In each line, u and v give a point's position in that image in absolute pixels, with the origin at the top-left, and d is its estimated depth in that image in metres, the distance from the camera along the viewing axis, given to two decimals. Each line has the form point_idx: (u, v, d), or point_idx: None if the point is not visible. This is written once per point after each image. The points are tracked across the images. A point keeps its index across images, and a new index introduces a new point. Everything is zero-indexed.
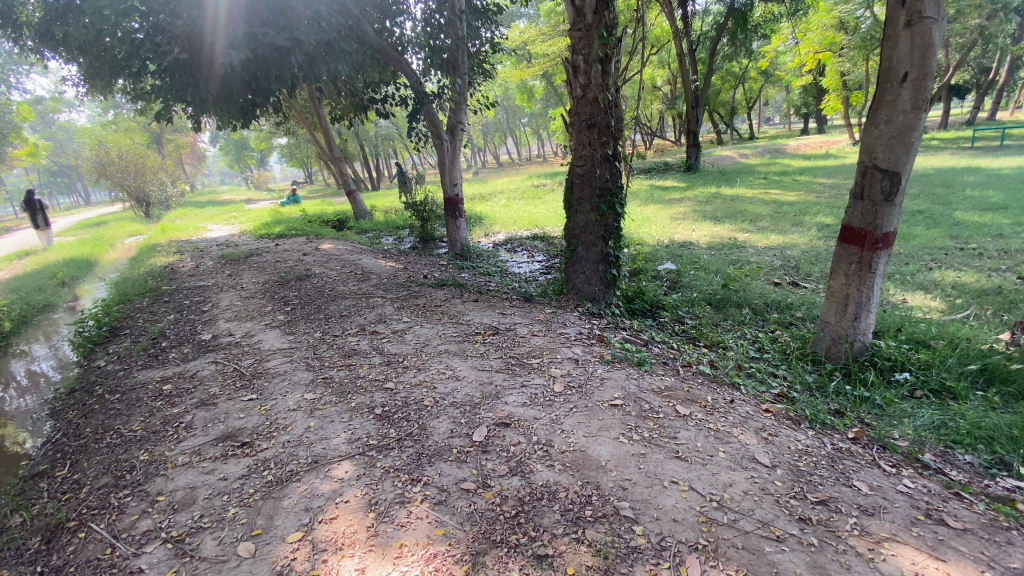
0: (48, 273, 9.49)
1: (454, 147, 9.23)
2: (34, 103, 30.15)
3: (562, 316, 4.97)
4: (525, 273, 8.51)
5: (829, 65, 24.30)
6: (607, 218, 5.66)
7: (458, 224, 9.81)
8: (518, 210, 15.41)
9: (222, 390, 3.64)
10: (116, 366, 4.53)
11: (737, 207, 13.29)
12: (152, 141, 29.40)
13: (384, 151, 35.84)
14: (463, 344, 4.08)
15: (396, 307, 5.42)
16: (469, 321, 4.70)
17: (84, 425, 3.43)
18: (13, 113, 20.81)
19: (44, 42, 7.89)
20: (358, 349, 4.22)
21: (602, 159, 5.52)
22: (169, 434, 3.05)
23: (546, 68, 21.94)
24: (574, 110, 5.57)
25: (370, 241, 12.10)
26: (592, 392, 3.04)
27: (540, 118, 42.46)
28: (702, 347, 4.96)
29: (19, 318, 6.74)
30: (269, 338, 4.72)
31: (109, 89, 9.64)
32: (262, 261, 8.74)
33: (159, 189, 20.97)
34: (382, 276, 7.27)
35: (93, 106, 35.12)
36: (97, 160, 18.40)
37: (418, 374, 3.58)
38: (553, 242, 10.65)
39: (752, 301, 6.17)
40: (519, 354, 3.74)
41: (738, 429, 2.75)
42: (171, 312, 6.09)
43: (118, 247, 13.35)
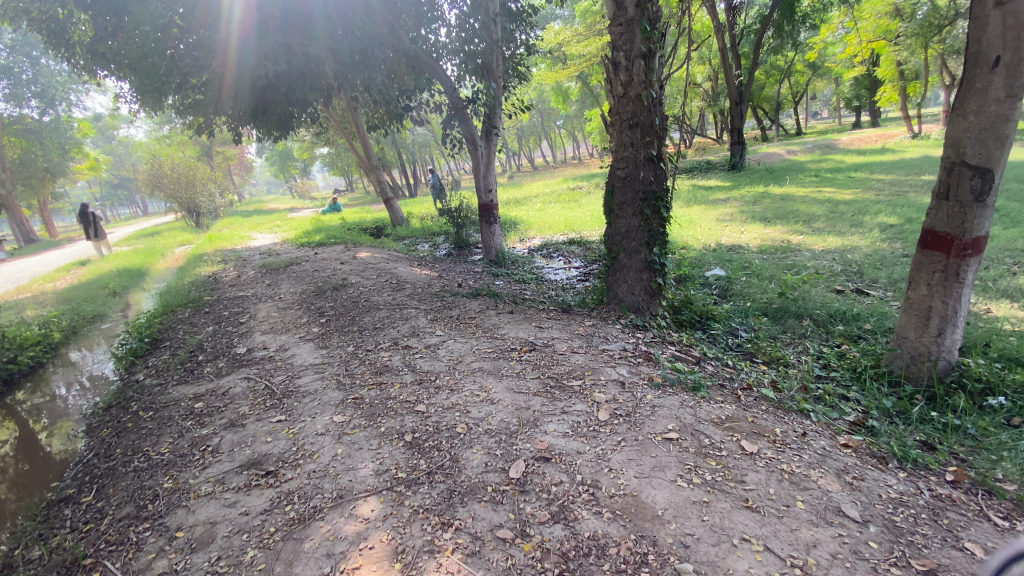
0: (102, 282, 9.92)
1: (489, 151, 9.09)
2: (97, 121, 32.20)
3: (603, 330, 4.66)
4: (562, 280, 8.23)
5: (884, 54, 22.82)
6: (651, 224, 5.31)
7: (493, 230, 9.63)
8: (554, 214, 15.09)
9: (252, 409, 3.53)
10: (153, 380, 4.53)
11: (787, 207, 12.54)
12: (203, 154, 30.79)
13: (420, 158, 36.25)
14: (498, 361, 3.84)
15: (430, 319, 5.24)
16: (505, 334, 4.45)
17: (116, 445, 3.39)
18: (75, 129, 22.24)
19: (98, 61, 8.32)
20: (389, 365, 4.04)
21: (645, 160, 5.18)
22: (195, 459, 2.94)
23: (581, 69, 21.53)
24: (615, 109, 5.25)
25: (406, 248, 12.10)
26: (643, 423, 2.73)
27: (575, 120, 41.99)
28: (759, 364, 4.56)
29: (71, 329, 6.98)
30: (301, 352, 4.62)
31: (159, 105, 10.02)
32: (300, 271, 8.81)
33: (209, 200, 21.86)
34: (416, 285, 7.14)
35: (150, 122, 37.17)
36: (151, 173, 19.34)
37: (450, 395, 3.36)
38: (591, 247, 10.31)
39: (813, 311, 5.67)
40: (559, 374, 3.46)
41: (816, 472, 2.38)
42: (209, 324, 6.14)
43: (168, 257, 13.88)
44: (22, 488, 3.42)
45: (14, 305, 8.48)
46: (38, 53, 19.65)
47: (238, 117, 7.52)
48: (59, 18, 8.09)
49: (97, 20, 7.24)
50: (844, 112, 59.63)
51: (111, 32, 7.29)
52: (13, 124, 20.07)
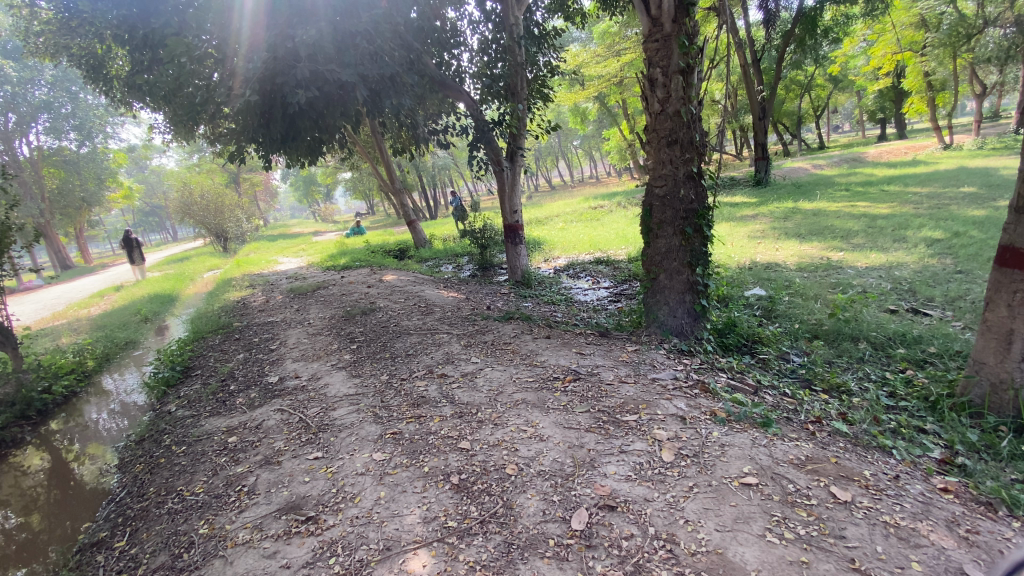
0: (134, 308, 10.06)
1: (514, 172, 9.04)
2: (132, 153, 33.52)
3: (648, 356, 4.42)
4: (593, 301, 8.02)
5: (910, 65, 22.36)
6: (693, 243, 5.08)
7: (518, 251, 9.50)
8: (578, 233, 14.93)
9: (287, 445, 3.37)
10: (185, 412, 4.43)
11: (822, 222, 12.16)
12: (231, 180, 31.63)
13: (440, 181, 36.71)
14: (542, 392, 3.62)
15: (463, 345, 5.06)
16: (545, 361, 4.23)
17: (149, 483, 3.27)
18: (111, 160, 23.21)
19: (135, 93, 8.62)
20: (427, 396, 3.85)
21: (685, 178, 4.98)
22: (231, 500, 2.79)
23: (600, 88, 21.62)
24: (652, 127, 5.09)
25: (430, 270, 12.06)
26: (715, 467, 2.49)
27: (593, 139, 42.13)
28: (818, 393, 4.26)
29: (104, 356, 6.99)
30: (335, 382, 4.48)
31: (190, 135, 10.30)
32: (328, 295, 8.80)
33: (237, 225, 22.36)
34: (445, 308, 7.00)
35: (180, 152, 38.48)
36: (182, 201, 19.92)
37: (495, 430, 3.15)
38: (619, 266, 10.11)
39: (869, 334, 5.33)
40: (610, 407, 3.22)
41: (925, 525, 2.10)
42: (240, 351, 6.09)
43: (198, 282, 14.11)
44: (56, 530, 3.29)
45: (50, 332, 8.59)
46: (78, 88, 20.35)
47: (270, 144, 7.64)
48: (99, 54, 8.41)
49: (134, 55, 7.49)
50: (867, 125, 58.84)
51: (149, 68, 7.53)
52: (53, 156, 20.91)
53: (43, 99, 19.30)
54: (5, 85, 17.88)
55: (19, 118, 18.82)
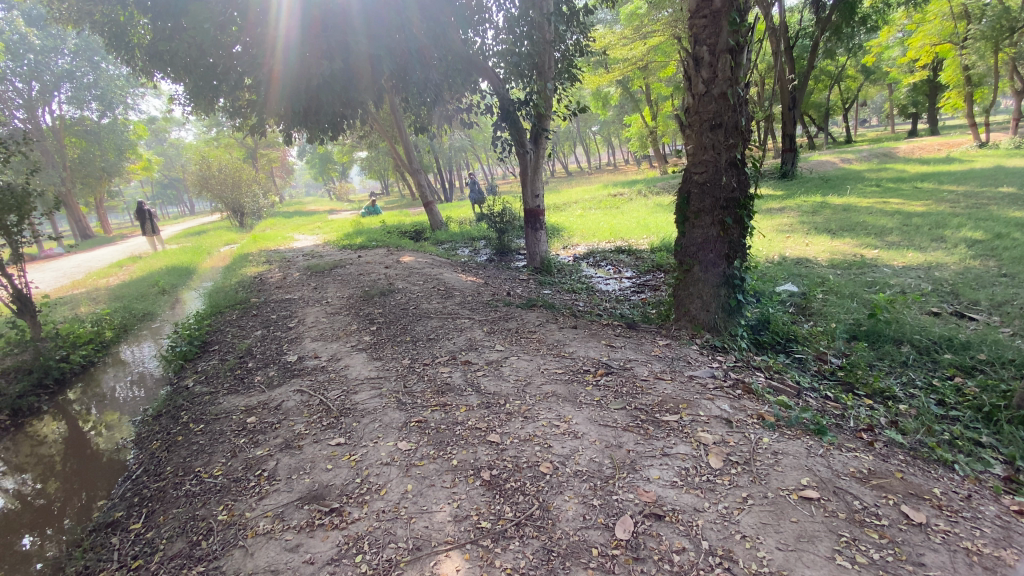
0: (151, 280, 10.04)
1: (537, 156, 8.79)
2: (152, 125, 33.58)
3: (682, 352, 4.21)
4: (615, 291, 7.80)
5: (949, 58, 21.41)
6: (732, 234, 4.83)
7: (538, 237, 9.28)
8: (598, 220, 14.61)
9: (307, 429, 3.24)
10: (203, 388, 4.35)
11: (853, 218, 11.74)
12: (249, 155, 31.61)
13: (457, 163, 36.37)
14: (573, 385, 3.43)
15: (486, 331, 4.88)
16: (573, 352, 4.03)
17: (166, 461, 3.17)
18: (131, 131, 23.26)
19: (157, 62, 8.48)
20: (451, 383, 3.69)
21: (728, 165, 4.71)
22: (251, 485, 2.67)
23: (624, 73, 21.10)
24: (695, 109, 4.82)
25: (446, 253, 11.88)
26: (770, 478, 2.33)
27: (612, 126, 41.39)
28: (862, 397, 4.04)
29: (121, 327, 6.93)
30: (355, 364, 4.35)
31: (211, 108, 10.17)
32: (345, 274, 8.68)
33: (253, 200, 22.32)
34: (465, 293, 6.82)
35: (199, 125, 38.49)
36: (200, 174, 19.92)
37: (525, 423, 2.98)
38: (642, 256, 9.84)
39: (914, 336, 5.05)
40: (648, 405, 3.04)
41: (1010, 554, 1.91)
42: (258, 327, 6.00)
43: (215, 256, 14.09)
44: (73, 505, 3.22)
45: (70, 300, 8.60)
46: (100, 57, 20.35)
47: (293, 118, 7.51)
48: (121, 22, 8.27)
49: (156, 23, 7.32)
50: (897, 122, 57.16)
51: (171, 38, 7.36)
52: (74, 125, 20.99)
53: (66, 68, 19.31)
54: (28, 53, 18.07)
55: (42, 86, 18.88)
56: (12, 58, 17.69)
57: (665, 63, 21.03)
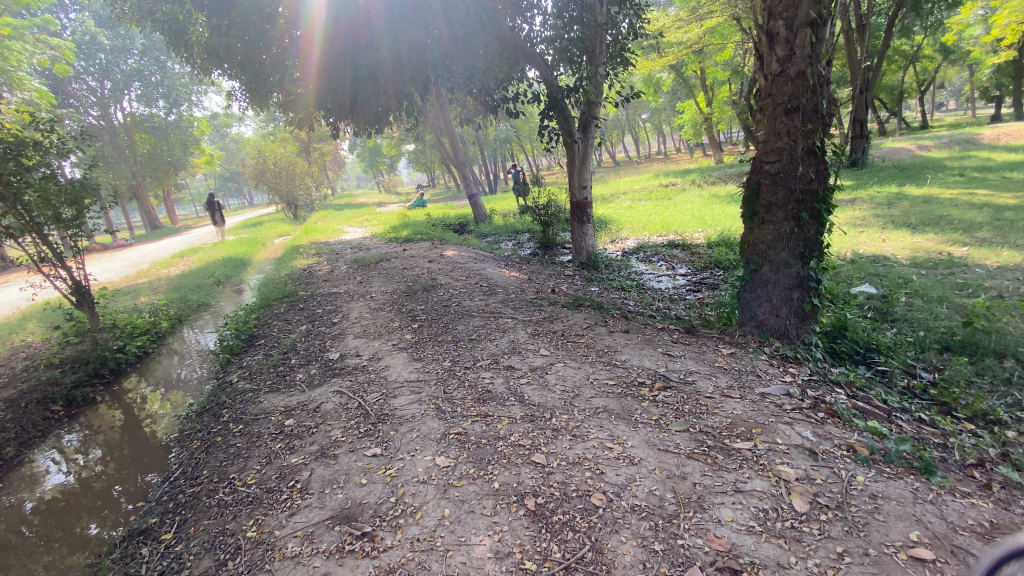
0: (208, 271, 10.41)
1: (586, 145, 8.40)
2: (213, 120, 35.21)
3: (748, 364, 3.81)
4: (667, 289, 7.35)
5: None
6: (807, 231, 4.35)
7: (585, 230, 8.90)
8: (648, 212, 13.98)
9: (345, 435, 3.10)
10: (246, 385, 4.33)
11: (935, 211, 10.63)
12: (302, 149, 32.61)
13: (502, 154, 36.17)
14: (627, 399, 3.12)
15: (530, 333, 4.60)
16: (626, 361, 3.69)
17: (204, 464, 3.11)
18: (194, 127, 24.39)
19: (213, 59, 8.67)
20: (493, 391, 3.45)
21: (805, 153, 4.23)
22: (283, 498, 2.54)
23: (678, 58, 20.10)
24: (768, 90, 4.35)
25: (489, 246, 11.70)
26: (870, 529, 1.97)
27: (662, 114, 39.95)
28: (961, 421, 3.50)
29: (177, 317, 7.15)
30: (395, 364, 4.20)
31: (265, 103, 10.43)
32: (389, 268, 8.64)
33: (306, 193, 22.96)
34: (509, 289, 6.58)
35: (256, 120, 40.05)
36: (257, 167, 20.68)
37: (574, 443, 2.70)
38: (696, 251, 9.28)
39: (1020, 349, 4.34)
40: (715, 428, 2.72)
41: None
42: (303, 322, 6.01)
43: (268, 247, 14.55)
44: (114, 504, 3.24)
45: (132, 290, 8.99)
46: (165, 57, 21.43)
47: (341, 111, 7.55)
48: (180, 21, 8.51)
49: (211, 21, 7.50)
50: (982, 103, 52.23)
51: (226, 34, 7.54)
52: (144, 122, 22.21)
53: (134, 67, 20.42)
54: (100, 53, 19.19)
55: (114, 85, 20.08)
56: (86, 58, 18.85)
57: (722, 45, 19.88)
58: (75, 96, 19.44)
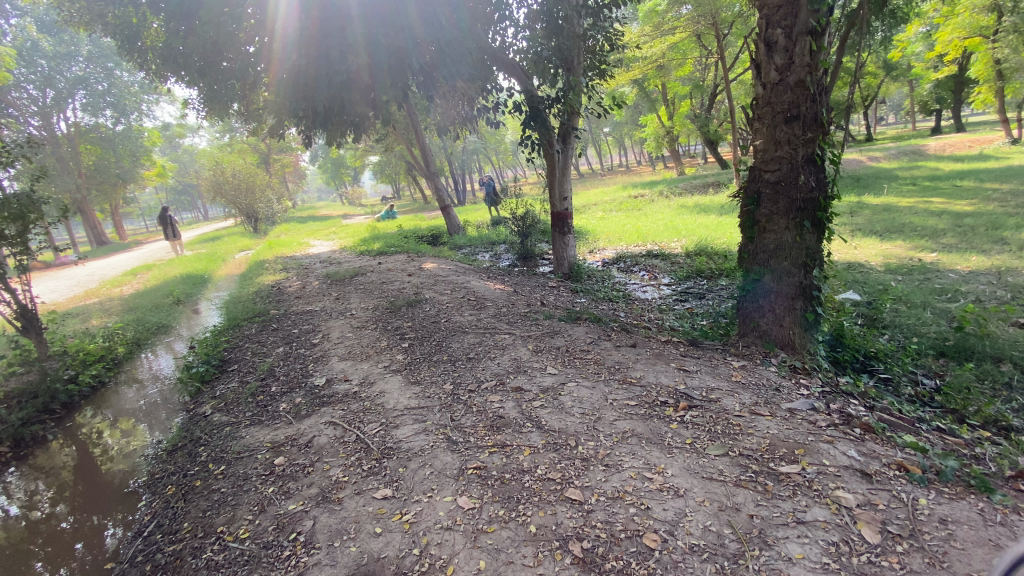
0: (167, 290, 9.69)
1: (567, 155, 8.21)
2: (166, 131, 33.56)
3: (764, 377, 3.69)
4: (655, 299, 7.26)
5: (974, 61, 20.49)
6: (809, 240, 4.30)
7: (567, 241, 8.74)
8: (622, 223, 14.01)
9: (347, 474, 2.77)
10: (223, 418, 3.90)
11: (898, 219, 11.06)
12: (263, 160, 31.41)
13: (470, 166, 35.95)
14: (653, 421, 2.92)
15: (532, 350, 4.34)
16: (642, 379, 3.50)
17: (184, 515, 2.71)
18: (145, 138, 23.08)
19: (169, 65, 8.12)
20: (506, 417, 3.18)
21: (805, 161, 4.18)
22: (285, 556, 2.20)
23: (642, 72, 20.46)
24: (766, 99, 4.31)
25: (466, 258, 11.41)
26: (952, 560, 1.83)
27: (624, 127, 40.76)
28: (976, 427, 3.47)
29: (135, 341, 6.53)
30: (391, 390, 3.86)
31: (226, 113, 9.84)
32: (366, 283, 8.22)
33: (267, 205, 22.04)
34: (498, 303, 6.31)
35: (212, 132, 38.46)
36: (214, 179, 19.72)
37: (608, 474, 2.48)
38: (677, 259, 9.29)
39: (1014, 353, 4.41)
40: (755, 451, 2.57)
41: None
42: (279, 344, 5.57)
43: (230, 263, 13.77)
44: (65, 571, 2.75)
45: (81, 312, 8.22)
46: (114, 65, 20.30)
47: (313, 120, 7.14)
48: (134, 25, 7.98)
49: (169, 24, 7.02)
50: (918, 117, 55.96)
51: (186, 38, 7.05)
52: (89, 132, 20.89)
53: (80, 75, 19.27)
54: (42, 59, 18.14)
55: (57, 94, 18.83)
56: (26, 65, 17.68)
57: (683, 60, 20.43)
58: (15, 105, 18.09)
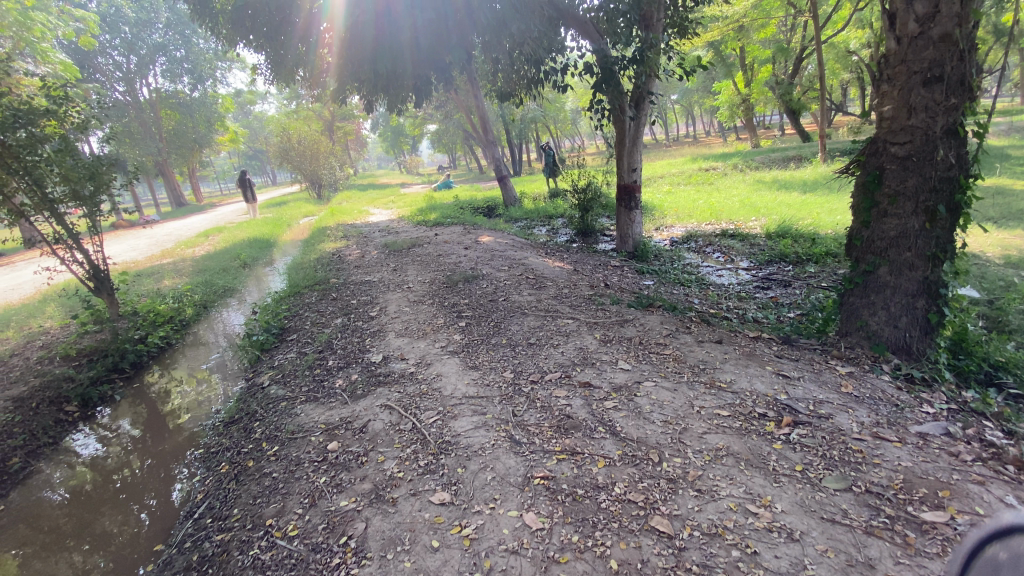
0: (234, 253, 10.00)
1: (638, 123, 7.44)
2: (237, 97, 34.81)
3: (879, 389, 3.09)
4: (731, 285, 6.61)
5: None
6: (942, 228, 3.54)
7: (633, 217, 8.11)
8: (693, 198, 13.05)
9: (402, 470, 2.55)
10: (280, 391, 3.82)
11: (1020, 203, 9.57)
12: (326, 127, 32.04)
13: (529, 135, 35.02)
14: (751, 439, 2.49)
15: (600, 339, 3.95)
16: (732, 384, 3.04)
17: (235, 499, 2.62)
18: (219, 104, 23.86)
19: (237, 30, 8.07)
20: (575, 418, 2.83)
21: (945, 134, 3.39)
22: (334, 564, 2.01)
23: (720, 34, 18.75)
24: (900, 57, 3.49)
25: (523, 232, 11.03)
26: None
27: (694, 95, 38.16)
28: None
29: (202, 304, 6.69)
30: (449, 374, 3.60)
31: (290, 79, 9.79)
32: (424, 254, 8.06)
33: (330, 172, 22.46)
34: (559, 283, 5.91)
35: (280, 99, 39.58)
36: (281, 145, 20.22)
37: (702, 503, 2.11)
38: (754, 241, 8.49)
39: None
40: (887, 489, 2.11)
41: None
42: (337, 315, 5.47)
43: (293, 228, 14.13)
44: (114, 542, 2.74)
45: (156, 272, 8.60)
46: (190, 31, 21.04)
47: (373, 87, 6.83)
48: None
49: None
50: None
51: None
52: (169, 98, 21.69)
53: (159, 41, 20.10)
54: (123, 26, 19.03)
55: (140, 60, 19.78)
56: (109, 31, 18.73)
57: (766, 21, 18.56)
58: (101, 70, 19.24)
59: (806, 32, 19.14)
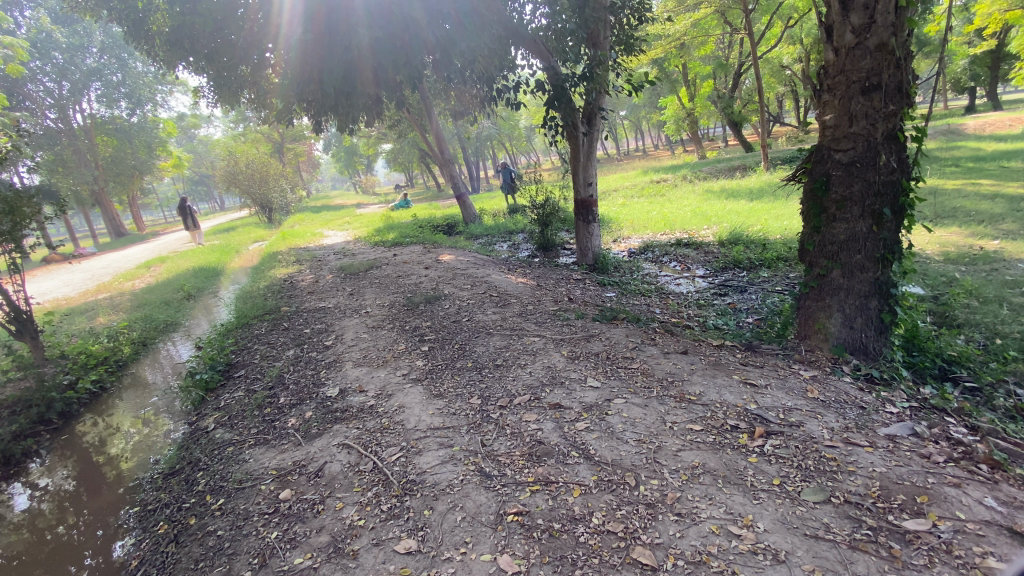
0: (176, 284, 9.39)
1: (591, 138, 7.54)
2: (180, 122, 33.39)
3: (844, 391, 3.14)
4: (691, 292, 6.69)
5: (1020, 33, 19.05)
6: (888, 229, 3.67)
7: (591, 230, 8.15)
8: (648, 209, 13.34)
9: (363, 516, 2.35)
10: (226, 435, 3.52)
11: (947, 202, 10.21)
12: (276, 150, 31.13)
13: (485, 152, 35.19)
14: (726, 453, 2.43)
15: (567, 356, 3.86)
16: (702, 397, 2.99)
17: (173, 565, 2.35)
18: (161, 129, 22.76)
19: (175, 51, 7.69)
20: (546, 443, 2.70)
21: (886, 139, 3.53)
22: None
23: (664, 51, 19.45)
24: (838, 67, 3.61)
25: (483, 249, 10.92)
26: None
27: (642, 110, 39.46)
28: None
29: (141, 341, 6.18)
30: (412, 404, 3.41)
31: (235, 100, 9.40)
32: (381, 276, 7.80)
33: (281, 196, 21.73)
34: (523, 300, 5.80)
35: (226, 123, 38.27)
36: (227, 170, 19.44)
37: (683, 528, 2.01)
38: (708, 248, 8.69)
39: None
40: (865, 497, 2.08)
41: None
42: (290, 346, 5.17)
43: (243, 254, 13.49)
44: None
45: (89, 309, 7.95)
46: (127, 54, 20.24)
47: (322, 109, 6.60)
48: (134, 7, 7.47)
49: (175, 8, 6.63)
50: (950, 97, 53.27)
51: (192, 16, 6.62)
52: (105, 124, 20.52)
53: (94, 65, 19.11)
54: (55, 51, 17.88)
55: (73, 86, 18.60)
56: (41, 57, 17.49)
57: (705, 39, 19.42)
58: (32, 97, 17.96)
59: (743, 48, 20.14)
